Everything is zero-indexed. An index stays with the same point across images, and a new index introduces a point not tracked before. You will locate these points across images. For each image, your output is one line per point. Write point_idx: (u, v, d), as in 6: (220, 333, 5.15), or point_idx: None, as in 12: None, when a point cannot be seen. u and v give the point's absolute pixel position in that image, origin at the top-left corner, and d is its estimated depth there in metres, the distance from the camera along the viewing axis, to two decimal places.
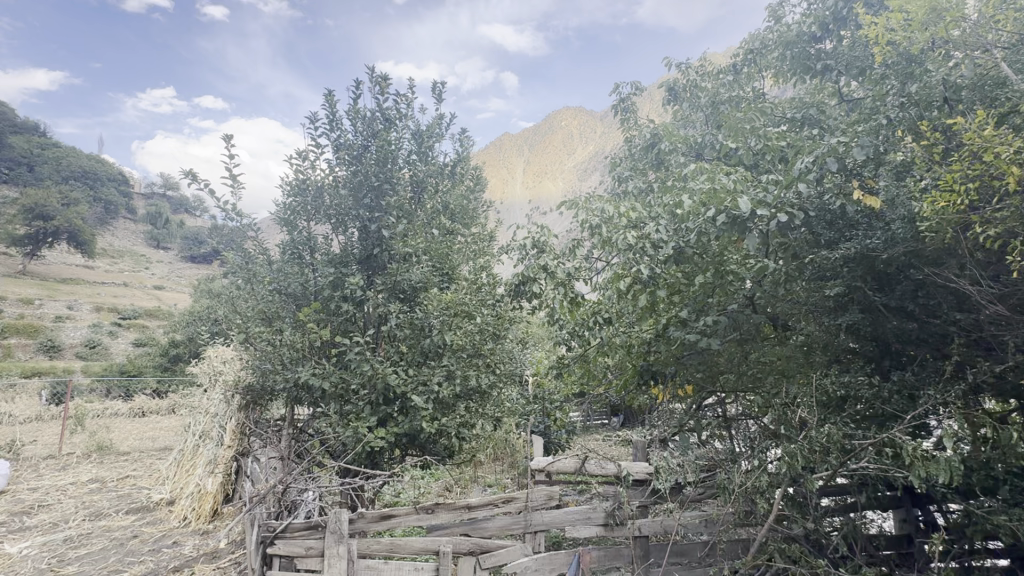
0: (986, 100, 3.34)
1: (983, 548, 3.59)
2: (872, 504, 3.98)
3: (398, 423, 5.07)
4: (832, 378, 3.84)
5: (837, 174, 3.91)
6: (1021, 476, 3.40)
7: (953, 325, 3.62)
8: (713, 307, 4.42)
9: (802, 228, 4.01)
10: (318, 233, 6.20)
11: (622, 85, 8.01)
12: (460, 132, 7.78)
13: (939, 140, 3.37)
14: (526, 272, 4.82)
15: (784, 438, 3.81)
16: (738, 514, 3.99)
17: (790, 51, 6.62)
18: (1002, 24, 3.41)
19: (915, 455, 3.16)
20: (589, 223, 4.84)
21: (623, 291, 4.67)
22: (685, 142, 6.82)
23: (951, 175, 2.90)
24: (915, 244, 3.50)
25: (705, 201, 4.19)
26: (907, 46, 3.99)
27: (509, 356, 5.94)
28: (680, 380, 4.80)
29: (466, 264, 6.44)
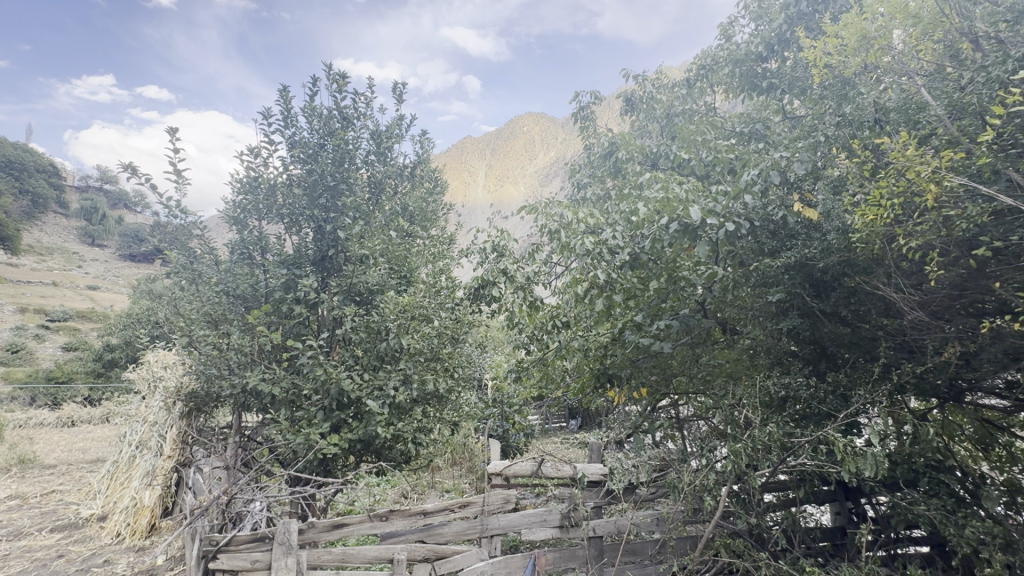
0: (910, 123, 3.63)
1: (907, 537, 3.89)
2: (809, 498, 4.22)
3: (353, 429, 4.94)
4: (775, 380, 4.04)
5: (779, 187, 4.16)
6: (938, 469, 3.70)
7: (881, 329, 3.91)
8: (666, 311, 4.57)
9: (748, 237, 4.23)
10: (271, 232, 6.02)
11: (582, 94, 8.18)
12: (421, 134, 7.73)
13: (869, 158, 3.63)
14: (485, 275, 4.87)
15: (731, 437, 3.99)
16: (688, 512, 4.12)
17: (739, 68, 6.99)
18: (924, 54, 3.72)
19: (846, 451, 3.38)
20: (549, 228, 4.92)
21: (581, 296, 4.76)
22: (641, 151, 7.05)
23: (878, 190, 3.14)
24: (848, 254, 3.76)
25: (659, 209, 4.35)
26: (842, 70, 4.28)
27: (468, 360, 5.91)
28: (635, 382, 4.90)
29: (425, 267, 6.38)
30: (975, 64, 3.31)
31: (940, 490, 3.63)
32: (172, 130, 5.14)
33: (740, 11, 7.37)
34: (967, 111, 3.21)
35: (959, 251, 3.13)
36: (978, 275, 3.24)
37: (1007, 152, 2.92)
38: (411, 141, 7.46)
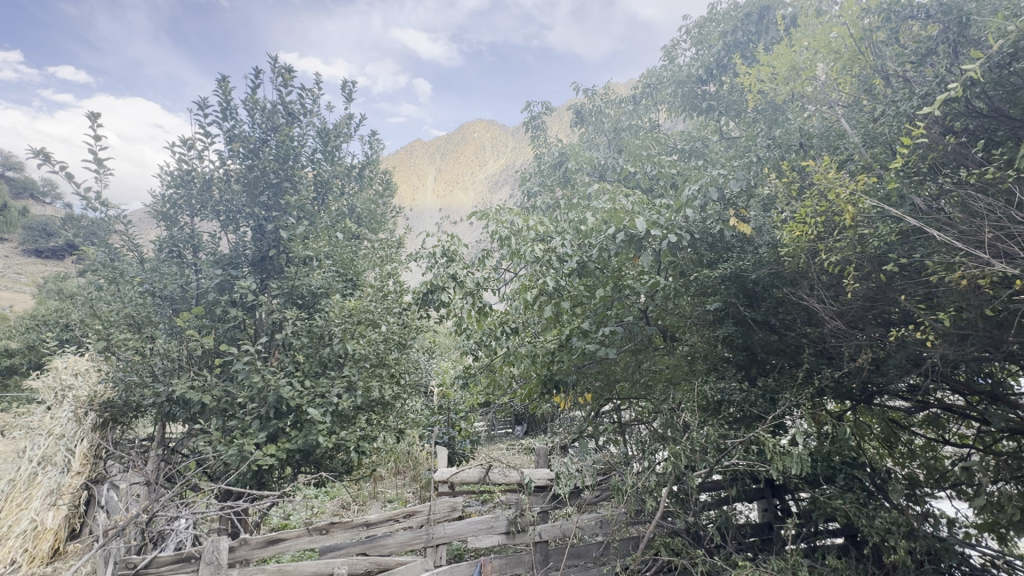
0: (831, 148, 3.95)
1: (825, 529, 4.20)
2: (741, 496, 4.46)
3: (291, 439, 4.68)
4: (711, 385, 4.27)
5: (717, 202, 4.42)
6: (852, 465, 4.04)
7: (805, 337, 4.23)
8: (611, 318, 4.71)
9: (688, 249, 4.46)
10: (204, 230, 5.69)
11: (533, 104, 8.33)
12: (370, 135, 7.56)
13: (796, 179, 3.93)
14: (434, 280, 4.82)
15: (671, 440, 4.16)
16: (631, 513, 4.23)
17: (681, 89, 7.43)
18: (843, 87, 4.09)
19: (775, 451, 3.63)
20: (499, 234, 4.96)
21: (530, 302, 4.83)
22: (589, 162, 7.28)
23: (802, 209, 3.42)
24: (777, 266, 4.03)
25: (607, 220, 4.54)
26: (773, 96, 4.64)
27: (415, 366, 5.82)
28: (581, 388, 5.07)
29: (372, 271, 6.22)
30: (885, 98, 3.68)
31: (854, 484, 3.96)
32: (93, 116, 4.76)
33: (683, 35, 7.81)
34: (880, 140, 3.54)
35: (871, 267, 3.46)
36: (887, 289, 3.59)
37: (910, 178, 3.27)
38: (359, 141, 7.28)
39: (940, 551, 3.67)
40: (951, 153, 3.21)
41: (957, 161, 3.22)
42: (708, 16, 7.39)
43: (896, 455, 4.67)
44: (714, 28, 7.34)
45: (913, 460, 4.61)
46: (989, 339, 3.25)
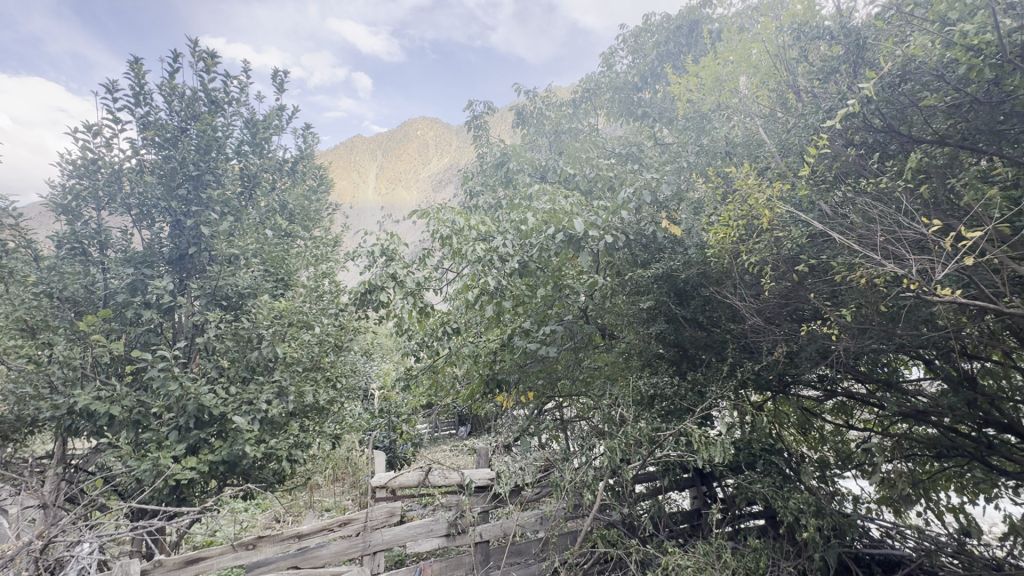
0: (751, 156, 4.21)
1: (747, 512, 4.48)
2: (673, 486, 4.66)
3: (215, 450, 4.36)
4: (645, 380, 4.44)
5: (650, 205, 4.62)
6: (770, 452, 4.34)
7: (729, 333, 4.48)
8: (552, 317, 4.80)
9: (624, 250, 4.63)
10: (114, 225, 5.20)
11: (475, 103, 8.29)
12: (304, 128, 7.23)
13: (720, 184, 4.18)
14: (373, 280, 4.69)
15: (608, 434, 4.28)
16: (570, 507, 4.28)
17: (617, 94, 7.68)
18: (762, 99, 4.37)
19: (702, 441, 3.82)
20: (440, 233, 4.90)
21: (471, 302, 4.81)
22: (530, 163, 7.37)
23: (726, 212, 3.63)
24: (704, 267, 4.25)
25: (546, 220, 4.63)
26: (700, 105, 5.03)
27: (352, 369, 5.62)
28: (523, 387, 5.14)
29: (305, 270, 5.95)
30: (796, 111, 3.98)
31: (771, 469, 4.26)
32: None
33: (620, 43, 8.08)
34: (793, 150, 3.84)
35: (786, 267, 3.74)
36: (800, 288, 3.88)
37: (818, 186, 3.58)
38: (292, 134, 6.95)
39: (846, 526, 4.01)
40: (853, 163, 3.54)
41: (857, 171, 3.55)
42: (643, 26, 7.68)
43: (809, 440, 5.06)
44: (649, 39, 7.64)
45: (824, 444, 5.03)
46: (884, 332, 3.58)
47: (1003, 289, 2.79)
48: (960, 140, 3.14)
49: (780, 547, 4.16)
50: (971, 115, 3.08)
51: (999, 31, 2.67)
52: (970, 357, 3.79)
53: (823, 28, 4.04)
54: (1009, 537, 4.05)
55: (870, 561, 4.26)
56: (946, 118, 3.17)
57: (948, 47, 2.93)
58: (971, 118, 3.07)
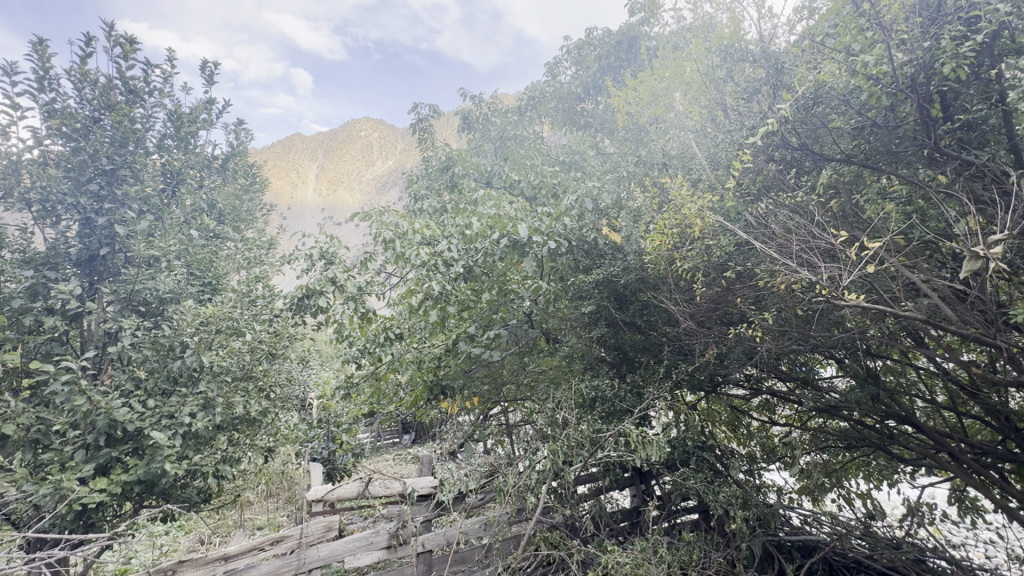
0: (684, 168, 4.43)
1: (682, 507, 4.67)
2: (613, 485, 4.79)
3: (129, 470, 3.99)
4: (587, 383, 4.55)
5: (592, 212, 4.76)
6: (702, 448, 4.56)
7: (664, 336, 4.67)
8: (496, 322, 4.81)
9: (566, 255, 4.75)
10: (9, 222, 4.64)
11: (420, 106, 8.19)
12: (235, 124, 6.85)
13: (657, 194, 4.37)
14: (311, 284, 4.51)
15: (551, 437, 4.33)
16: (513, 512, 4.27)
17: (561, 103, 8.10)
18: (694, 114, 4.60)
19: (639, 440, 3.95)
20: (383, 236, 4.81)
21: (415, 307, 4.72)
22: (476, 168, 7.35)
23: (662, 220, 3.80)
24: (642, 272, 4.40)
25: (491, 225, 4.66)
26: (637, 118, 5.33)
27: (287, 378, 5.36)
28: (468, 392, 5.13)
29: (236, 274, 5.71)
30: (724, 127, 4.24)
31: (703, 465, 4.48)
32: None
33: (564, 54, 8.29)
34: (721, 164, 4.09)
35: (715, 273, 3.95)
36: (728, 293, 4.12)
37: (744, 198, 3.82)
38: (222, 129, 6.56)
39: (769, 516, 4.28)
40: (773, 178, 3.82)
41: (777, 185, 3.83)
42: (586, 39, 7.93)
43: (739, 436, 5.37)
44: (591, 51, 7.90)
45: (751, 439, 5.36)
46: (801, 333, 3.88)
47: (898, 294, 3.10)
48: (863, 160, 3.47)
49: (711, 539, 4.37)
50: (871, 137, 3.41)
51: (892, 63, 3.00)
52: (874, 355, 4.17)
53: (748, 51, 4.35)
54: (906, 518, 4.49)
55: (791, 548, 4.51)
56: (851, 139, 3.49)
57: (852, 75, 3.24)
58: (872, 140, 3.40)
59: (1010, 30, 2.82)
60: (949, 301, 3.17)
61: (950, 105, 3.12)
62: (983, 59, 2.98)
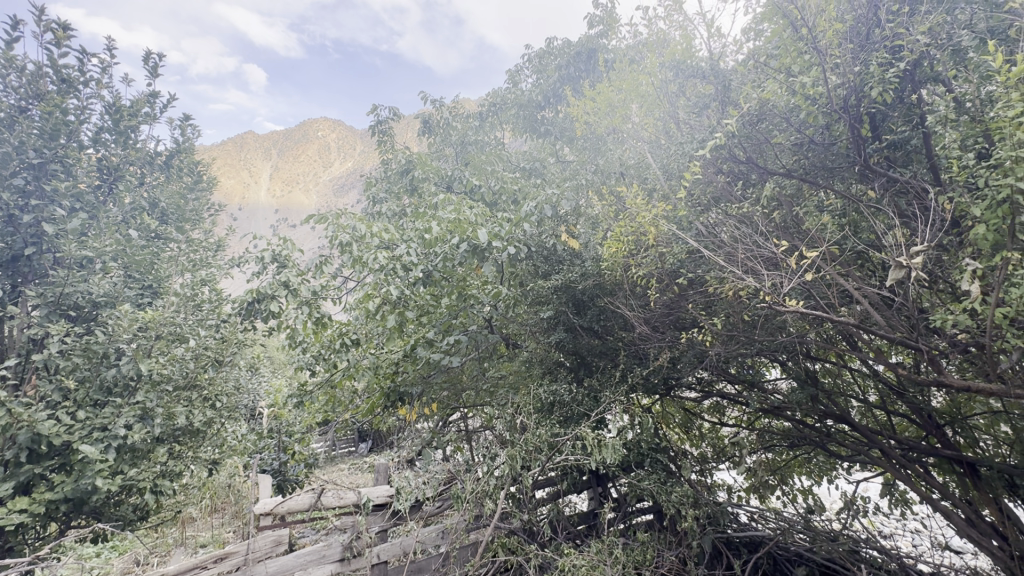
0: (640, 177, 4.57)
1: (637, 508, 4.77)
2: (570, 489, 4.84)
3: (55, 488, 3.70)
4: (545, 388, 4.59)
5: (551, 218, 4.84)
6: (655, 450, 4.69)
7: (620, 341, 4.76)
8: (456, 327, 4.78)
9: (526, 261, 4.81)
10: None
11: (379, 107, 8.06)
12: (181, 119, 6.53)
13: (613, 202, 4.47)
14: (262, 288, 4.33)
15: (510, 442, 4.33)
16: (471, 518, 4.22)
17: (521, 111, 8.26)
18: (648, 126, 4.63)
19: (596, 444, 4.02)
20: (339, 239, 4.71)
21: (372, 312, 4.63)
22: (436, 171, 7.28)
23: (618, 228, 3.91)
24: (599, 278, 4.48)
25: (451, 230, 4.65)
26: (594, 129, 5.38)
27: (235, 386, 5.12)
28: (426, 398, 5.08)
29: (180, 277, 5.43)
30: (677, 139, 4.38)
31: (657, 466, 4.60)
32: None
33: (526, 62, 8.39)
34: (674, 174, 4.25)
35: (668, 280, 4.08)
36: (680, 299, 4.26)
37: (695, 208, 3.96)
38: (166, 124, 6.24)
39: (718, 514, 4.44)
40: (721, 190, 3.98)
41: (725, 196, 4.00)
42: (547, 48, 8.05)
43: (691, 438, 5.57)
44: (552, 61, 8.03)
45: (703, 440, 5.56)
46: (747, 337, 4.07)
47: (834, 301, 3.31)
48: (803, 174, 3.68)
49: (664, 538, 4.48)
50: (809, 153, 3.65)
51: (827, 86, 3.23)
52: (814, 358, 4.41)
53: (699, 68, 4.56)
54: (843, 512, 4.76)
55: (738, 544, 4.69)
56: (792, 154, 3.72)
57: (793, 95, 3.46)
58: (810, 156, 3.64)
59: (929, 60, 3.09)
60: (879, 308, 3.40)
61: (878, 126, 3.38)
62: (906, 85, 3.25)
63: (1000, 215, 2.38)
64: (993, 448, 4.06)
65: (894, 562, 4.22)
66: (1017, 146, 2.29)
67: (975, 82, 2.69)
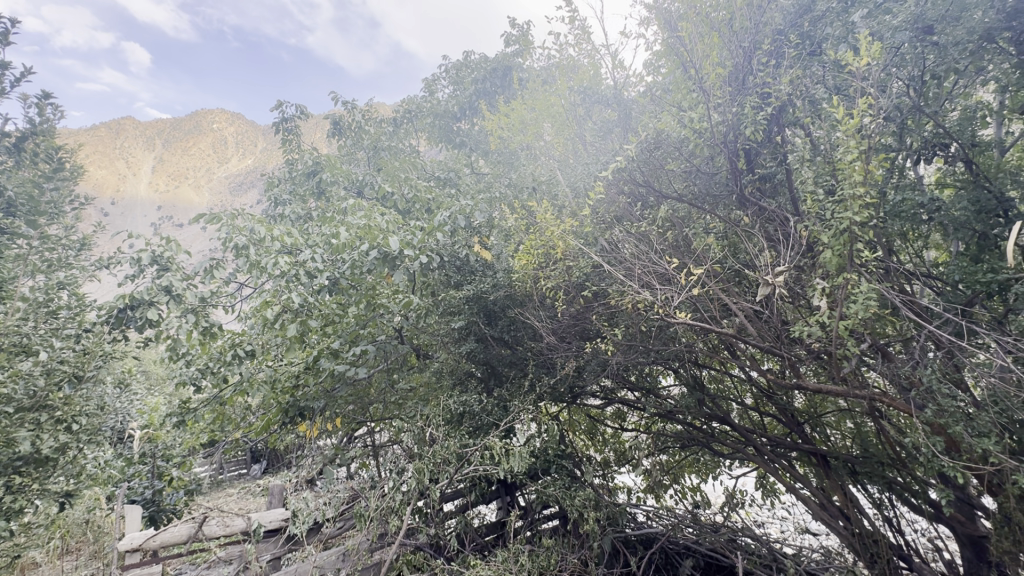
0: (548, 194, 4.73)
1: (542, 514, 4.88)
2: (478, 499, 4.83)
3: None
4: (455, 399, 4.56)
5: (464, 229, 4.88)
6: (560, 456, 4.84)
7: (530, 351, 4.86)
8: (363, 337, 4.60)
9: (438, 270, 4.80)
10: None
11: (284, 104, 7.59)
12: (40, 96, 5.67)
13: (525, 216, 4.60)
14: (137, 293, 3.86)
15: (417, 455, 4.22)
16: (374, 537, 4.03)
17: (437, 120, 8.24)
18: (558, 146, 4.86)
19: (504, 452, 4.05)
20: (234, 242, 4.34)
21: (270, 321, 4.31)
22: (346, 175, 6.99)
23: (529, 241, 4.06)
24: (510, 289, 4.57)
25: (360, 236, 4.49)
26: (508, 143, 5.55)
27: (99, 406, 4.47)
28: (329, 413, 4.82)
29: (31, 280, 4.66)
30: (584, 160, 4.66)
31: (561, 472, 4.76)
32: None
33: (442, 72, 8.41)
34: (579, 193, 4.50)
35: (575, 292, 4.27)
36: (585, 311, 4.48)
37: (600, 224, 4.20)
38: (20, 100, 5.47)
39: (617, 514, 4.68)
40: (622, 209, 4.25)
41: (625, 216, 4.27)
42: (464, 61, 8.14)
43: (595, 444, 5.83)
44: (468, 74, 8.12)
45: (606, 445, 5.84)
46: (644, 347, 4.37)
47: (716, 314, 3.69)
48: (691, 200, 4.09)
49: (567, 542, 4.61)
50: (697, 180, 4.06)
51: (710, 121, 3.63)
52: (701, 365, 4.84)
53: (604, 95, 4.84)
54: (725, 505, 5.24)
55: (635, 542, 4.96)
56: (683, 180, 4.11)
57: (683, 128, 3.83)
58: (697, 183, 4.06)
59: (791, 107, 3.58)
60: (753, 320, 3.83)
61: (752, 160, 3.85)
62: (773, 127, 3.74)
63: (843, 243, 2.81)
64: (840, 441, 4.72)
65: (764, 547, 4.72)
66: (855, 185, 2.73)
67: (825, 130, 3.17)
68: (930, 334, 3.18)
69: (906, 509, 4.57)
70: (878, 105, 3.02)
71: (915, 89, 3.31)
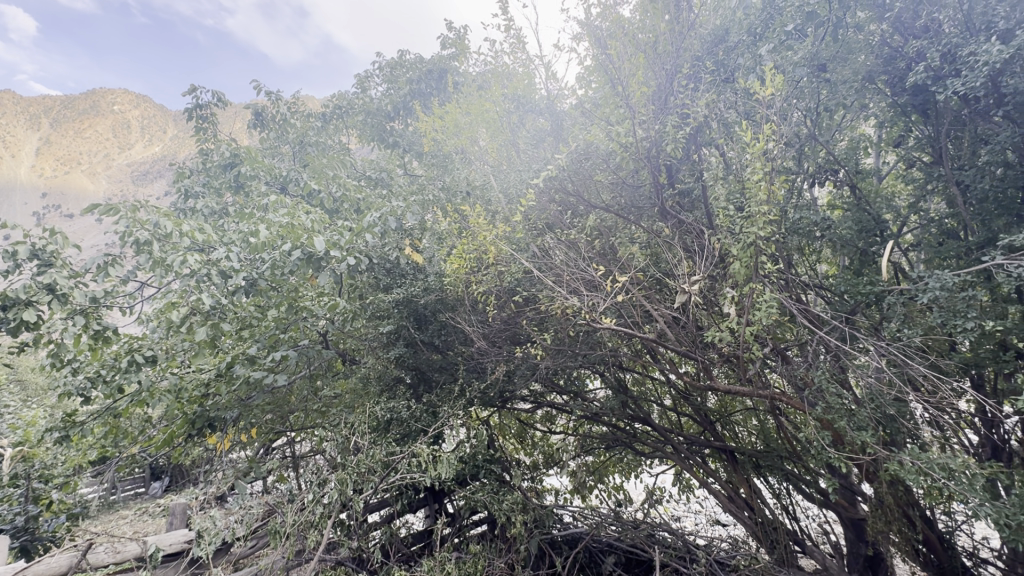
0: (482, 198, 4.75)
1: (470, 519, 4.83)
2: (405, 508, 4.70)
3: None
4: (382, 405, 4.43)
5: (395, 231, 4.76)
6: (489, 461, 4.84)
7: (460, 356, 4.82)
8: (283, 341, 4.33)
9: (366, 273, 4.65)
10: None
11: (199, 89, 7.00)
12: None
13: (458, 219, 4.57)
14: (11, 292, 3.37)
15: (340, 466, 4.03)
16: (290, 554, 3.78)
17: (369, 119, 8.00)
18: (492, 151, 4.91)
19: (431, 459, 3.97)
20: (134, 237, 3.91)
21: (175, 324, 3.94)
22: (268, 169, 6.57)
23: (461, 245, 4.02)
24: (442, 293, 4.52)
25: (282, 235, 4.23)
26: (442, 145, 5.50)
27: None
28: (243, 423, 4.52)
29: None
30: (517, 166, 4.75)
31: (490, 476, 4.75)
32: None
33: (376, 69, 8.17)
34: (512, 199, 4.56)
35: (506, 297, 4.31)
36: (516, 316, 4.53)
37: (532, 231, 4.27)
38: None
39: (545, 516, 4.75)
40: (553, 216, 4.37)
41: (557, 223, 4.40)
42: (398, 60, 7.97)
43: (525, 447, 5.89)
44: (403, 73, 7.94)
45: (535, 447, 5.92)
46: (572, 352, 4.49)
47: (639, 320, 3.87)
48: (618, 210, 4.29)
49: (494, 546, 4.60)
50: (623, 192, 4.27)
51: (635, 137, 3.83)
52: (625, 369, 5.05)
53: (537, 104, 4.92)
54: (645, 502, 5.50)
55: (561, 543, 5.05)
56: (609, 191, 4.30)
57: (610, 141, 4.01)
58: (623, 194, 4.26)
59: (707, 128, 3.86)
60: (672, 326, 4.06)
61: (672, 174, 4.09)
62: (691, 145, 4.01)
63: (750, 255, 3.07)
64: (747, 437, 5.12)
65: (679, 540, 4.99)
66: (760, 203, 2.98)
67: (737, 151, 3.44)
68: (821, 339, 3.53)
69: (800, 497, 5.05)
70: (780, 131, 3.33)
71: (811, 120, 3.69)
